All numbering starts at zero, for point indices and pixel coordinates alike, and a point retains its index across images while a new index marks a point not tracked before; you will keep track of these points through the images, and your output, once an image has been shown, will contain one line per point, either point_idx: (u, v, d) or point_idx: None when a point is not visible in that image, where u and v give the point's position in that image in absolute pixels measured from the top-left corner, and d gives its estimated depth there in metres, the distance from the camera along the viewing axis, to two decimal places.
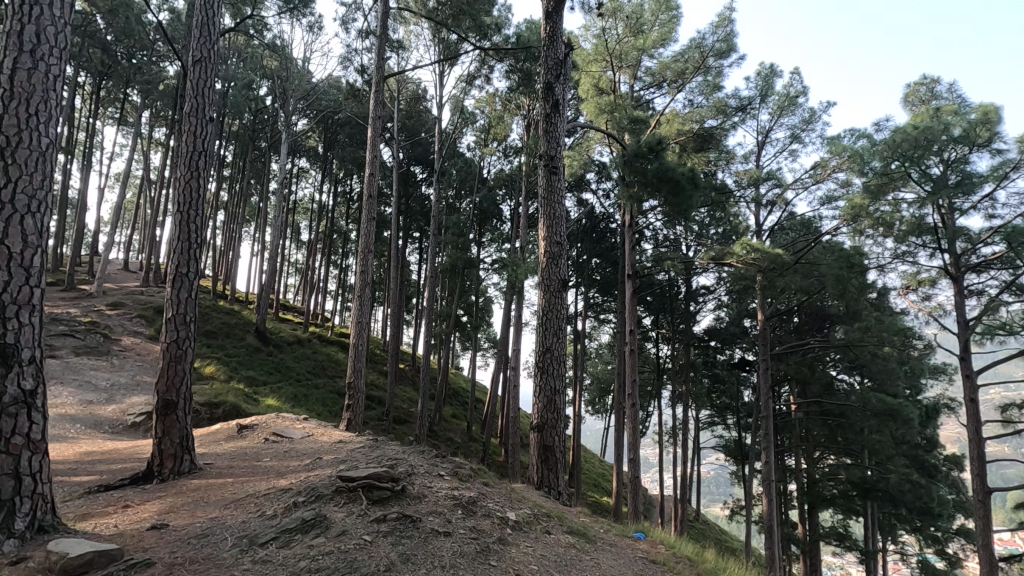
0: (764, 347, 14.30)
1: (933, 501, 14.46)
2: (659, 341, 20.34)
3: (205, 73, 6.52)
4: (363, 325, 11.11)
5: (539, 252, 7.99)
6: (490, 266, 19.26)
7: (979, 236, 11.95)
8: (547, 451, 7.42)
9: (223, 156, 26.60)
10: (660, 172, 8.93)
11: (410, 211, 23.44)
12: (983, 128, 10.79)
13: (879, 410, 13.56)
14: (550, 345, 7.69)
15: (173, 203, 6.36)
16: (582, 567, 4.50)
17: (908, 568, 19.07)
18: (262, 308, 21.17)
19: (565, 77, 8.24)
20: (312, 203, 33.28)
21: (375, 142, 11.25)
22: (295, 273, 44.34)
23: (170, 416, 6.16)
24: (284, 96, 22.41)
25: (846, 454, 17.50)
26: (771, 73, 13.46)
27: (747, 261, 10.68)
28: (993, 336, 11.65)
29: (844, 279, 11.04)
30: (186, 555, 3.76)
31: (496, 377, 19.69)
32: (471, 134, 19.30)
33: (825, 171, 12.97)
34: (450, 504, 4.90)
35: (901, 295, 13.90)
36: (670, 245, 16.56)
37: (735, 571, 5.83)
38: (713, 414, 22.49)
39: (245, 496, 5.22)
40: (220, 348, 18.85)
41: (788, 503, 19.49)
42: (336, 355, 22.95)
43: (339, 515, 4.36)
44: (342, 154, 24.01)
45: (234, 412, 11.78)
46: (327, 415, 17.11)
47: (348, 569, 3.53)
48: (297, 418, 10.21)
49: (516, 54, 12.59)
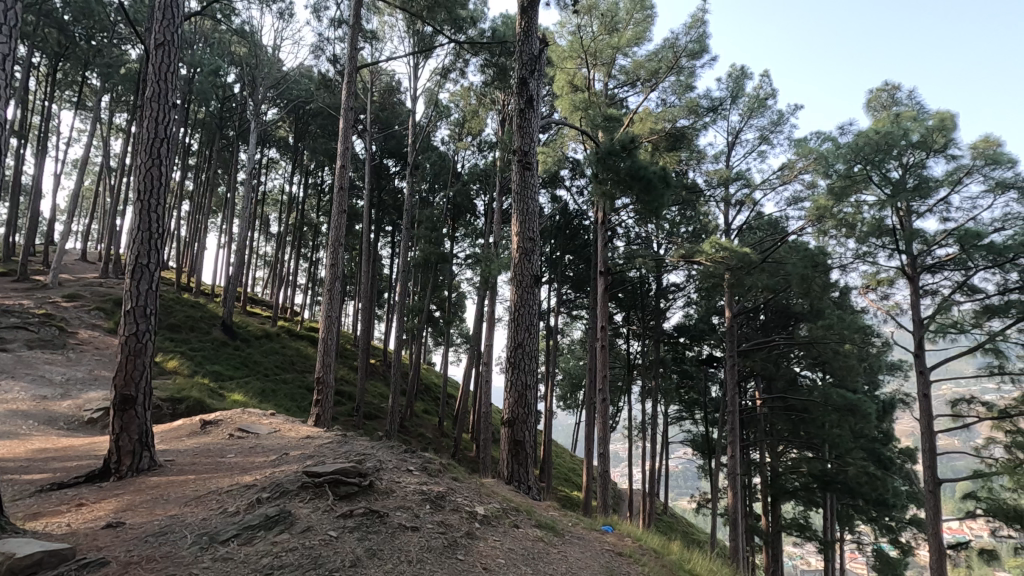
0: (732, 343, 14.61)
1: (888, 492, 15.01)
2: (630, 337, 20.59)
3: (168, 57, 6.30)
4: (332, 319, 10.95)
5: (512, 248, 7.99)
6: (463, 262, 19.20)
7: (934, 238, 12.39)
8: (517, 446, 7.42)
9: (188, 144, 25.76)
10: (633, 170, 9.02)
11: (382, 204, 23.15)
12: (940, 134, 11.15)
13: (840, 405, 14.01)
14: (522, 340, 7.69)
15: (133, 190, 6.13)
16: (549, 560, 4.53)
17: (864, 557, 19.80)
18: (229, 301, 20.63)
19: (540, 73, 8.24)
20: (282, 195, 32.64)
21: (347, 133, 11.00)
22: (264, 266, 43.45)
23: (129, 411, 5.96)
24: (253, 84, 21.87)
25: (808, 449, 18.05)
26: (741, 74, 13.71)
27: (716, 259, 10.89)
28: (945, 335, 12.14)
29: (808, 279, 11.35)
30: (142, 554, 3.65)
31: (468, 372, 19.63)
32: (445, 127, 19.15)
33: (792, 172, 13.29)
34: (419, 499, 4.88)
35: (861, 295, 14.32)
36: (642, 242, 16.75)
37: (699, 563, 5.93)
38: (682, 410, 22.91)
39: (206, 492, 5.09)
40: (185, 342, 18.35)
41: (753, 496, 20.00)
42: (306, 350, 22.56)
43: (304, 511, 4.29)
44: (314, 145, 23.58)
45: (198, 408, 11.44)
46: (296, 411, 16.80)
47: (313, 565, 3.48)
48: (264, 414, 9.96)
49: (491, 49, 12.62)
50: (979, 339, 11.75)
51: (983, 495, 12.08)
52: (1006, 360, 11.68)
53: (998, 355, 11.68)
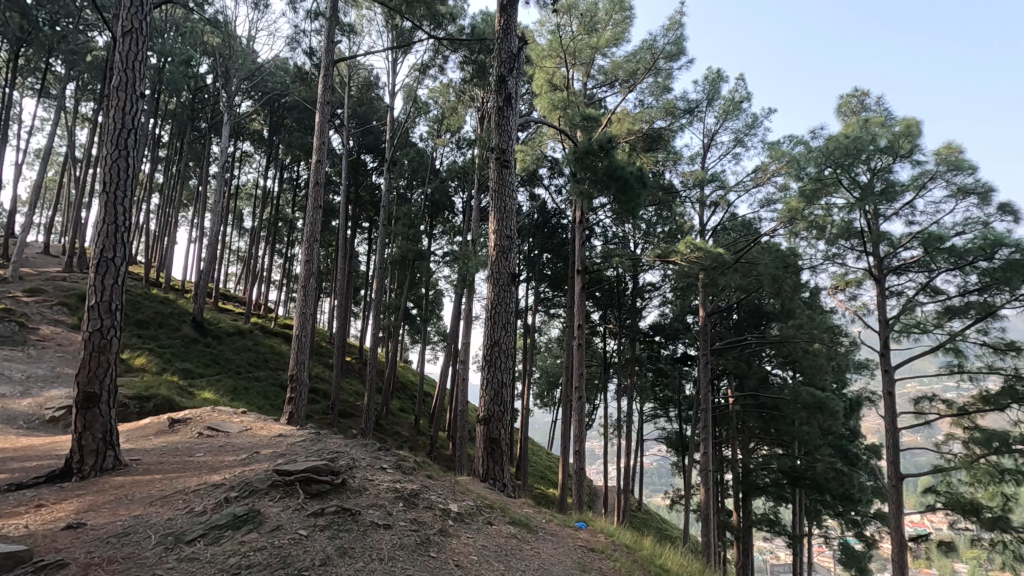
0: (705, 342, 14.83)
1: (854, 487, 15.42)
2: (606, 335, 20.74)
3: (136, 46, 6.12)
4: (307, 316, 10.78)
5: (489, 246, 7.98)
6: (440, 259, 19.09)
7: (900, 241, 12.78)
8: (493, 444, 7.42)
9: (158, 135, 25.05)
10: (610, 171, 9.08)
11: (360, 200, 22.89)
12: (905, 140, 11.55)
13: (809, 403, 14.34)
14: (498, 339, 7.68)
15: (98, 182, 5.95)
16: (521, 557, 4.54)
17: (831, 550, 20.30)
18: (200, 297, 20.14)
19: (518, 72, 8.24)
20: (256, 189, 32.00)
21: (323, 127, 10.78)
22: (237, 261, 42.58)
23: (92, 410, 5.79)
24: (226, 75, 21.37)
25: (779, 446, 18.43)
26: (717, 77, 13.89)
27: (691, 259, 11.04)
28: (909, 334, 12.54)
29: (779, 279, 11.58)
30: (104, 556, 3.55)
31: (445, 370, 19.51)
32: (423, 124, 18.98)
33: (765, 175, 13.54)
34: (392, 496, 4.86)
35: (830, 296, 14.68)
36: (619, 242, 16.89)
37: (671, 558, 6.01)
38: (656, 407, 23.19)
39: (172, 492, 4.97)
40: (153, 339, 17.87)
41: (725, 492, 20.33)
42: (280, 347, 22.17)
43: (273, 510, 4.22)
44: (289, 138, 23.14)
45: (166, 406, 11.21)
46: (268, 409, 16.53)
47: (281, 565, 3.42)
48: (236, 412, 9.77)
49: (471, 46, 12.61)
50: (941, 338, 12.16)
51: (943, 489, 12.37)
52: (965, 359, 11.97)
53: (958, 355, 12.01)
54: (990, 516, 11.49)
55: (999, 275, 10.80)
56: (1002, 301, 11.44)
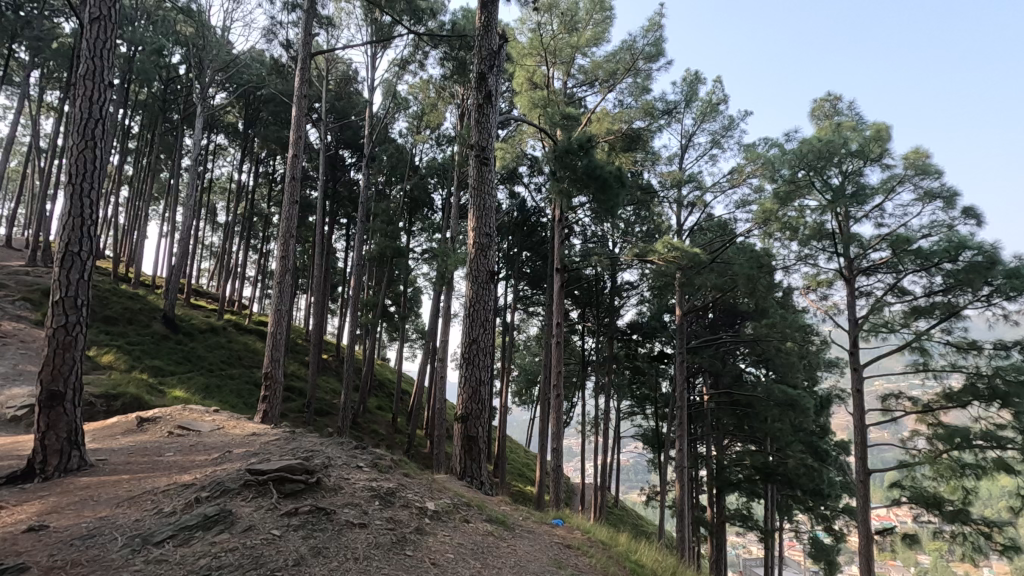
0: (681, 340, 14.99)
1: (824, 483, 15.79)
2: (585, 334, 20.87)
3: (104, 33, 5.93)
4: (282, 312, 10.60)
5: (468, 243, 7.94)
6: (419, 256, 18.97)
7: (869, 243, 13.10)
8: (470, 441, 7.39)
9: (128, 126, 24.35)
10: (589, 170, 9.10)
11: (337, 196, 22.62)
12: (876, 144, 11.84)
13: (781, 400, 14.61)
14: (476, 337, 7.65)
15: (63, 173, 5.74)
16: (497, 554, 4.55)
17: (801, 544, 20.77)
18: (171, 293, 19.65)
19: (498, 69, 8.21)
20: (230, 183, 31.37)
21: (300, 121, 10.57)
22: (210, 256, 41.69)
23: (57, 408, 5.60)
24: (199, 66, 20.82)
25: (752, 442, 18.77)
26: (695, 79, 14.06)
27: (668, 259, 11.14)
28: (878, 334, 12.97)
29: (753, 279, 11.77)
30: (67, 559, 3.44)
31: (423, 368, 19.40)
32: (403, 119, 18.82)
33: (741, 176, 13.77)
34: (368, 495, 4.81)
35: (803, 295, 14.97)
36: (597, 241, 17.00)
37: (646, 554, 6.06)
38: (633, 405, 23.44)
39: (141, 493, 4.85)
40: (121, 336, 17.39)
41: (699, 488, 20.63)
42: (254, 344, 21.79)
43: (246, 510, 4.14)
44: (264, 132, 22.71)
45: (135, 404, 10.97)
46: (241, 407, 16.25)
47: (253, 565, 3.37)
48: (207, 411, 9.56)
49: (451, 42, 12.52)
50: (907, 338, 12.58)
51: (907, 484, 12.80)
52: (930, 358, 12.33)
53: (923, 353, 12.37)
54: (951, 509, 11.93)
55: (963, 276, 11.15)
56: (965, 301, 11.80)
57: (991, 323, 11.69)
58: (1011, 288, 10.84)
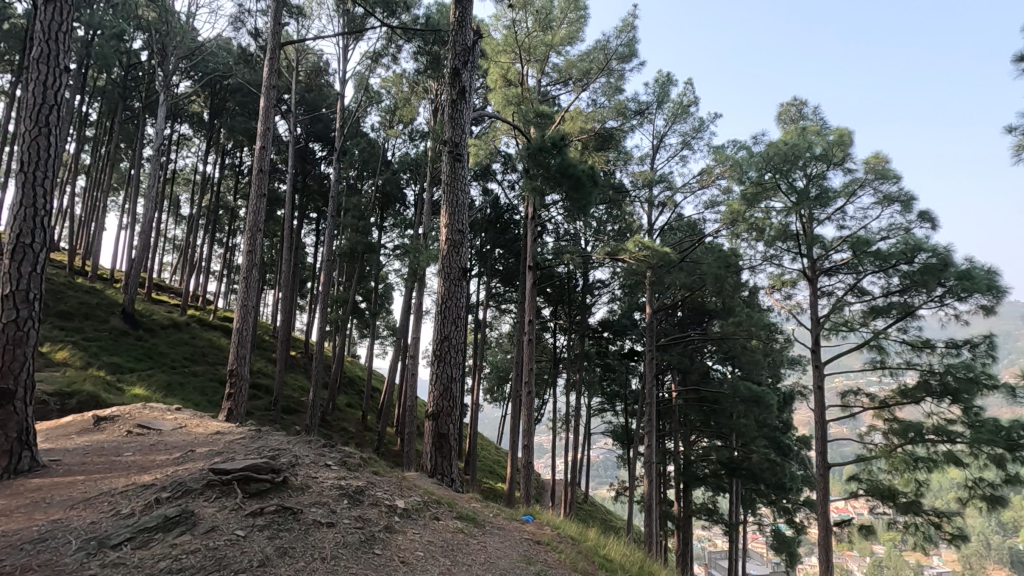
0: (651, 338, 15.20)
1: (786, 477, 16.27)
2: (556, 331, 20.99)
3: (60, 15, 5.67)
4: (249, 308, 10.35)
5: (441, 240, 7.87)
6: (391, 252, 18.77)
7: (831, 244, 13.51)
8: (441, 439, 7.35)
9: (86, 113, 23.39)
10: (562, 168, 9.13)
11: (307, 190, 22.19)
12: (839, 149, 12.22)
13: (747, 396, 14.98)
14: (448, 334, 7.60)
15: (15, 161, 5.47)
16: (467, 551, 4.54)
17: (764, 537, 21.35)
18: (131, 287, 18.97)
19: (473, 65, 8.16)
20: (195, 175, 30.46)
21: (268, 112, 10.31)
22: (172, 250, 40.43)
23: (6, 407, 5.34)
24: (162, 53, 20.08)
25: (718, 438, 19.19)
26: (667, 80, 14.26)
27: (639, 258, 11.27)
28: (839, 333, 13.67)
29: (720, 278, 12.05)
30: (17, 564, 3.30)
31: (394, 365, 19.22)
32: (375, 113, 18.57)
33: (710, 177, 14.03)
34: (336, 494, 4.74)
35: (768, 295, 15.35)
36: (570, 239, 17.09)
37: (614, 548, 6.14)
38: (604, 401, 23.70)
39: (97, 494, 4.67)
40: (77, 331, 16.72)
41: (667, 483, 20.97)
42: (219, 341, 21.23)
43: (208, 510, 4.04)
44: (230, 122, 22.11)
45: (91, 403, 10.58)
46: (205, 405, 15.84)
47: (217, 567, 3.29)
48: (169, 409, 9.27)
49: (425, 37, 12.38)
50: (866, 337, 13.21)
51: (864, 477, 13.24)
52: (887, 355, 12.91)
53: (880, 351, 12.95)
54: (904, 501, 12.41)
55: (918, 277, 11.62)
56: (920, 301, 12.28)
57: (944, 323, 12.15)
58: (962, 289, 11.31)
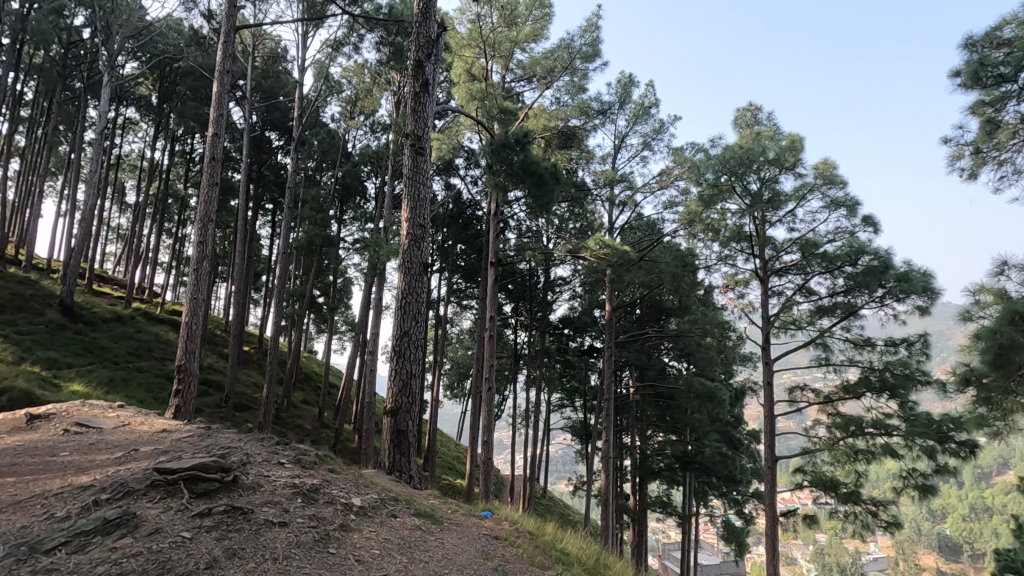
0: (611, 336, 15.37)
1: (736, 469, 16.84)
2: (517, 327, 21.05)
3: None
4: (199, 302, 9.94)
5: (401, 234, 7.74)
6: (350, 246, 18.40)
7: (782, 246, 14.05)
8: (400, 435, 7.25)
9: (20, 92, 21.94)
10: (525, 165, 9.13)
11: (262, 180, 21.49)
12: (790, 154, 12.70)
13: (701, 392, 15.42)
14: (408, 329, 7.52)
15: None
16: (424, 548, 4.50)
17: (715, 528, 22.04)
18: (70, 278, 17.94)
19: (436, 58, 8.06)
20: (141, 161, 29.04)
21: (222, 98, 9.92)
22: (116, 240, 38.45)
23: None
24: (106, 31, 19.03)
25: (673, 432, 19.70)
26: (629, 82, 14.48)
27: (599, 255, 11.44)
28: (788, 330, 14.23)
29: (677, 277, 12.36)
30: None
31: (352, 361, 18.88)
32: (335, 103, 18.13)
33: (669, 178, 14.33)
34: (289, 492, 4.62)
35: (722, 294, 15.83)
36: (532, 236, 17.14)
37: (571, 542, 6.22)
38: (563, 397, 23.96)
39: (29, 497, 4.39)
40: (10, 324, 15.73)
41: (624, 477, 21.39)
42: (167, 335, 20.36)
43: (152, 511, 3.86)
44: (180, 107, 21.18)
45: (25, 400, 9.96)
46: (151, 402, 15.17)
47: (160, 570, 3.16)
48: (110, 406, 8.81)
49: (387, 27, 12.14)
50: (812, 335, 13.87)
51: (808, 469, 13.80)
52: (831, 353, 13.52)
53: (825, 349, 13.59)
54: (845, 491, 13.05)
55: (861, 279, 12.22)
56: (862, 301, 12.91)
57: (884, 322, 12.83)
58: (900, 291, 11.95)
